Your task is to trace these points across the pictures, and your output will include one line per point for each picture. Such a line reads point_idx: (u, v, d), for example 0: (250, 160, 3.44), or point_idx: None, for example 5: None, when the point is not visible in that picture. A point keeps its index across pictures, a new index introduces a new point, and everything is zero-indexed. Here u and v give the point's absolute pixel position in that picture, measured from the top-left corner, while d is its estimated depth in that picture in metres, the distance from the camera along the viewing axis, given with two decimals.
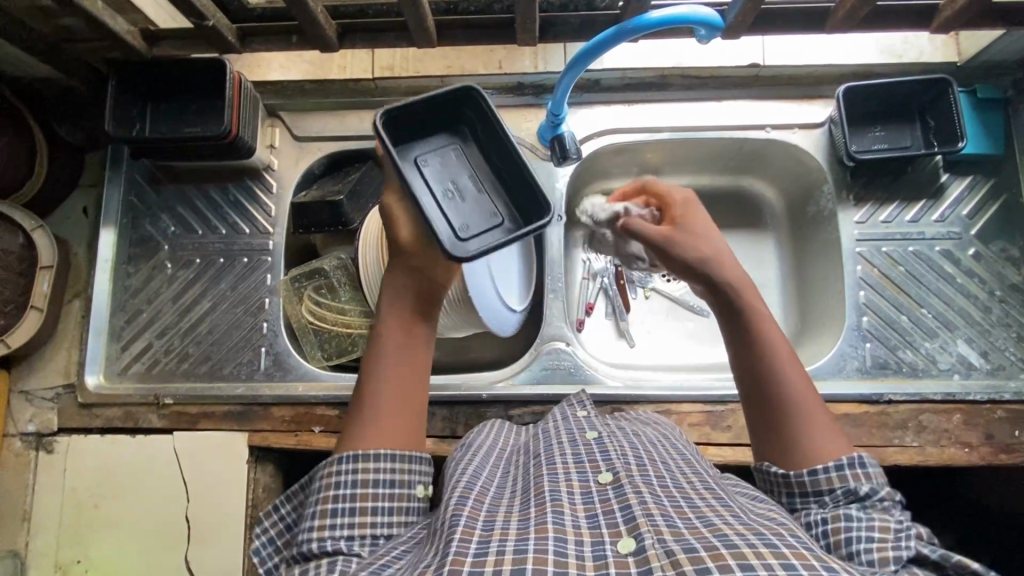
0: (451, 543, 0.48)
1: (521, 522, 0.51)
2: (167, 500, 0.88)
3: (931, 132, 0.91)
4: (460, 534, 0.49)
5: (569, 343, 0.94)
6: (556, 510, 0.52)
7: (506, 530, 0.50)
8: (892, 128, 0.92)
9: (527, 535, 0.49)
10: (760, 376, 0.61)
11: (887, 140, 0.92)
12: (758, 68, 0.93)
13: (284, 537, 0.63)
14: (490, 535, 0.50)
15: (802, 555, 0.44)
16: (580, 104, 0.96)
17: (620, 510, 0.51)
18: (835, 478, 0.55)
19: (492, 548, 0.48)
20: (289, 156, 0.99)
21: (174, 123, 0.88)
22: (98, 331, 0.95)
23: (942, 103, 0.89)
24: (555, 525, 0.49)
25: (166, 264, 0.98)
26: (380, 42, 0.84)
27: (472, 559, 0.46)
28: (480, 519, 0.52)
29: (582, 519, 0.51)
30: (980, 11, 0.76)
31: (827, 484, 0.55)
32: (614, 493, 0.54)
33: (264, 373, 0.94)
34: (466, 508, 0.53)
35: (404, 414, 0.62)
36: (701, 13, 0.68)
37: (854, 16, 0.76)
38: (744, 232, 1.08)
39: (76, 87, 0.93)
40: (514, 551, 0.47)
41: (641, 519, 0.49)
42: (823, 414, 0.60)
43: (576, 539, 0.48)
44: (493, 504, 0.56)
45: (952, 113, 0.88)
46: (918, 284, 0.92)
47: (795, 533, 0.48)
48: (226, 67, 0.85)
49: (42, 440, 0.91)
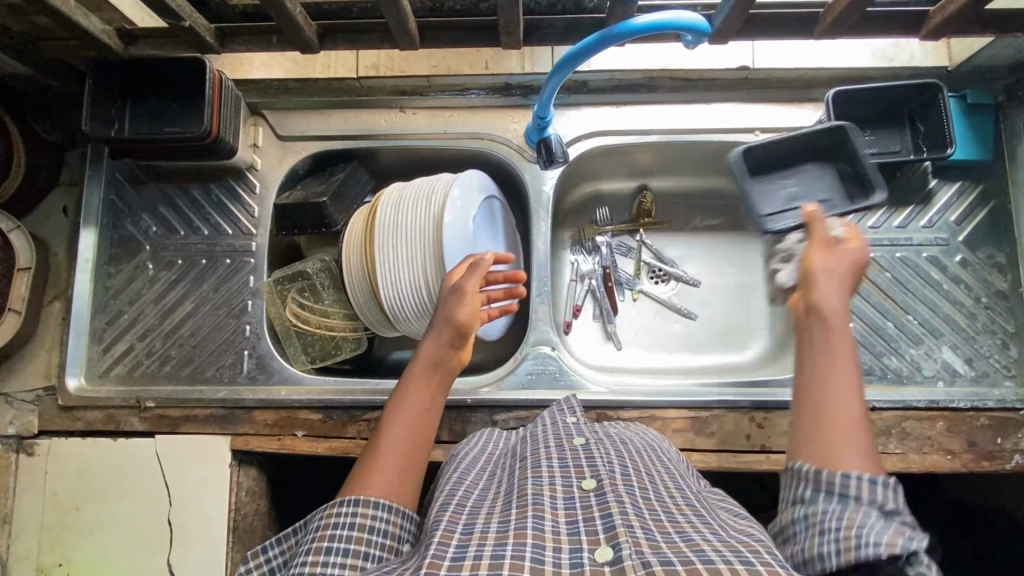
0: (430, 546, 0.48)
1: (499, 525, 0.51)
2: (150, 504, 0.87)
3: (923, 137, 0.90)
4: (439, 537, 0.49)
5: (555, 348, 0.93)
6: (537, 515, 0.51)
7: (485, 533, 0.50)
8: (882, 133, 0.92)
9: (506, 539, 0.48)
10: (818, 383, 0.56)
11: (878, 144, 0.91)
12: (748, 71, 0.92)
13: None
14: (469, 539, 0.49)
15: (774, 570, 0.43)
16: (567, 105, 0.95)
17: (600, 517, 0.50)
18: (865, 486, 0.49)
19: (470, 553, 0.47)
20: (272, 156, 0.98)
21: (152, 124, 0.86)
22: (79, 332, 0.94)
23: (932, 108, 0.87)
24: (535, 531, 0.49)
25: (147, 265, 0.97)
26: (363, 43, 0.83)
27: (449, 562, 0.46)
28: (460, 523, 0.52)
29: (562, 525, 0.50)
30: (970, 18, 0.76)
31: (853, 489, 0.49)
32: (596, 500, 0.53)
33: (247, 376, 0.93)
34: (448, 514, 0.53)
35: (408, 473, 0.61)
36: (689, 19, 0.67)
37: (842, 23, 0.75)
38: (732, 235, 1.08)
39: (53, 85, 0.91)
40: (492, 556, 0.46)
41: (620, 528, 0.48)
42: (858, 436, 0.52)
43: (554, 546, 0.48)
44: (474, 506, 0.56)
45: (941, 120, 0.86)
46: (904, 290, 0.92)
47: (770, 551, 0.47)
48: (205, 66, 0.83)
49: (24, 442, 0.90)
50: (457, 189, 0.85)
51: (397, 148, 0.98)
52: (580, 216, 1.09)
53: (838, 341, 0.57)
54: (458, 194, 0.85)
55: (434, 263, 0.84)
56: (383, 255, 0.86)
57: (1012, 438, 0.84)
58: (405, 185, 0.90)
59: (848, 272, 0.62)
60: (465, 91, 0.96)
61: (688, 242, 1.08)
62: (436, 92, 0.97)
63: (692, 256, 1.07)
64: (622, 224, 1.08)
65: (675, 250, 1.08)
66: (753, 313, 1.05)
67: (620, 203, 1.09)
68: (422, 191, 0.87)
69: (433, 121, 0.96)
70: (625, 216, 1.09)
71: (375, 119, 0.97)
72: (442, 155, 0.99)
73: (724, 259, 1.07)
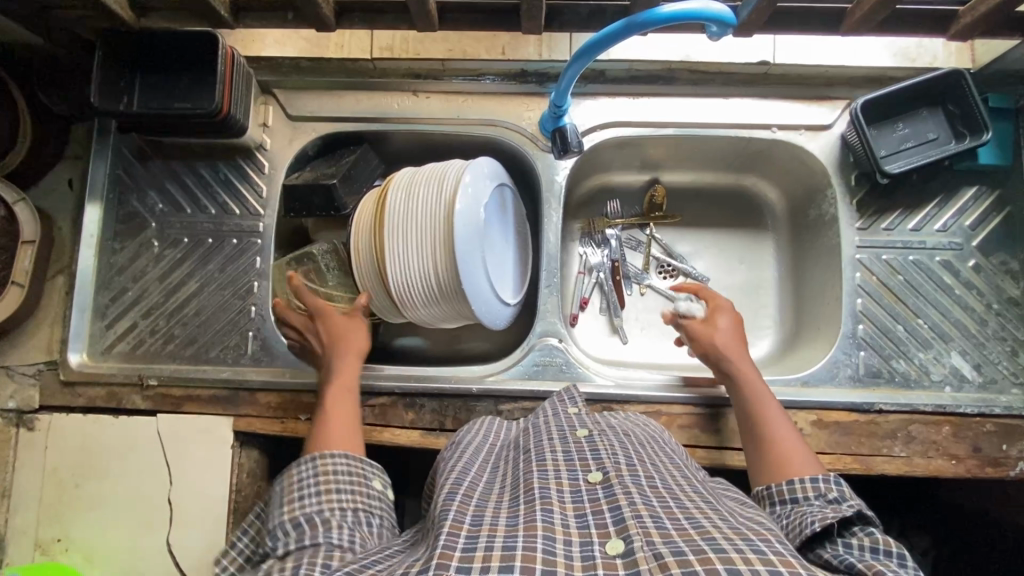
0: (440, 537, 0.48)
1: (509, 519, 0.50)
2: (150, 481, 0.87)
3: (954, 120, 0.89)
4: (449, 528, 0.49)
5: (562, 339, 0.93)
6: (545, 509, 0.50)
7: (494, 526, 0.49)
8: (915, 123, 0.90)
9: (516, 532, 0.47)
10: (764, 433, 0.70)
11: (914, 134, 0.90)
12: (768, 66, 0.90)
13: (243, 570, 0.71)
14: (478, 530, 0.49)
15: (788, 561, 0.42)
16: (583, 95, 0.94)
17: (609, 511, 0.50)
18: (808, 487, 0.61)
19: (480, 544, 0.46)
20: (282, 135, 0.96)
21: (162, 98, 0.85)
22: (82, 309, 0.93)
23: (962, 91, 0.87)
24: (544, 523, 0.48)
25: (152, 243, 0.96)
26: (380, 23, 0.82)
27: (461, 554, 0.45)
28: (469, 514, 0.52)
29: (572, 519, 0.50)
30: (999, 20, 0.75)
31: (801, 491, 0.61)
32: (604, 493, 0.53)
33: (251, 358, 0.92)
34: (455, 504, 0.53)
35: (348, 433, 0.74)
36: (714, 10, 0.65)
37: (870, 21, 0.74)
38: (742, 232, 1.07)
39: (60, 55, 0.89)
40: (503, 547, 0.45)
41: (629, 520, 0.48)
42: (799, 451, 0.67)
43: (564, 539, 0.47)
44: (481, 499, 0.56)
45: (972, 103, 0.86)
46: (916, 294, 0.91)
47: (781, 539, 0.47)
48: (218, 41, 0.82)
49: (24, 416, 0.89)
50: (469, 175, 0.84)
51: (409, 132, 0.96)
52: (591, 208, 1.08)
53: (755, 385, 0.76)
54: (470, 181, 0.84)
55: (444, 251, 0.83)
56: (392, 241, 0.85)
57: (1017, 445, 0.84)
58: (416, 170, 0.89)
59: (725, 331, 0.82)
60: (480, 76, 0.94)
61: (699, 239, 1.07)
62: (450, 76, 0.95)
63: (700, 253, 1.07)
64: (633, 217, 1.07)
65: (684, 246, 1.07)
66: (761, 311, 1.04)
67: (632, 196, 1.08)
68: (433, 176, 0.86)
69: (446, 106, 0.95)
70: (635, 209, 1.08)
71: (387, 102, 0.96)
72: (454, 141, 0.98)
73: (734, 256, 1.07)
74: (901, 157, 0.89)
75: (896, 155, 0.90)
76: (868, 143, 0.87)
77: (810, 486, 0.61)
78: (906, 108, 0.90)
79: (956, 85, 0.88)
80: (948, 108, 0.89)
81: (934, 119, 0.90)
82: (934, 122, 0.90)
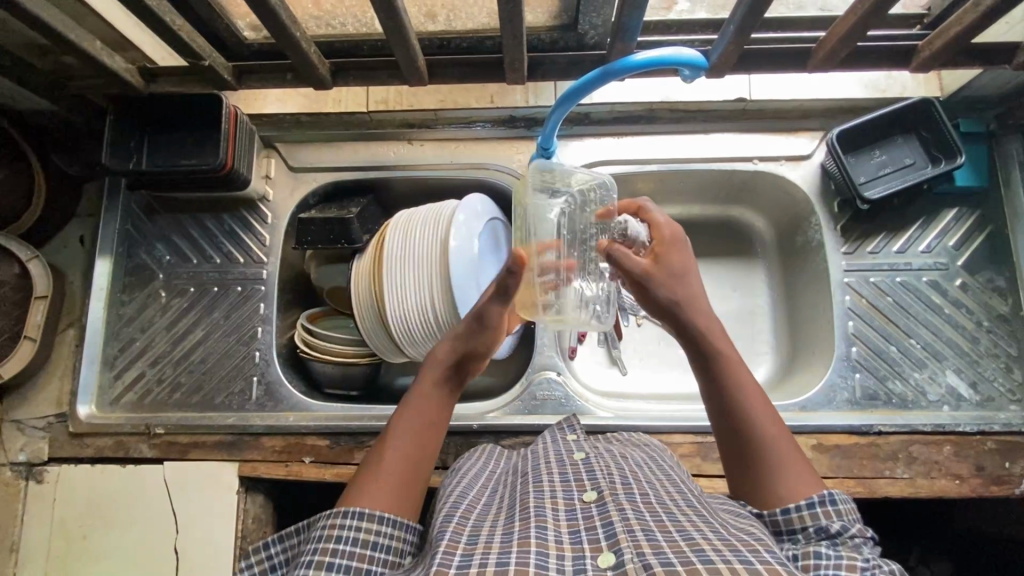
0: (436, 554, 0.48)
1: (504, 535, 0.51)
2: (157, 529, 0.87)
3: (930, 145, 0.92)
4: (444, 547, 0.50)
5: (560, 373, 0.94)
6: (539, 526, 0.51)
7: (489, 543, 0.50)
8: (891, 150, 0.93)
9: (511, 548, 0.49)
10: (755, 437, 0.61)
11: (890, 160, 0.93)
12: (745, 103, 0.95)
13: None
14: (474, 549, 0.50)
15: (774, 569, 0.43)
16: (570, 136, 0.98)
17: (602, 526, 0.51)
18: (805, 515, 0.55)
19: (475, 561, 0.48)
20: (284, 186, 1.00)
21: (167, 154, 0.88)
22: (91, 360, 0.95)
23: (933, 116, 0.91)
24: (537, 539, 0.49)
25: (160, 293, 0.99)
26: (373, 79, 0.87)
27: (455, 570, 0.46)
28: (464, 534, 0.53)
29: (565, 536, 0.51)
30: (958, 52, 0.79)
31: (799, 522, 0.55)
32: (597, 510, 0.53)
33: (255, 403, 0.94)
34: (453, 524, 0.54)
35: (413, 467, 0.61)
36: (687, 54, 0.71)
37: (834, 57, 0.78)
38: (735, 260, 1.10)
39: (75, 120, 0.95)
40: (497, 563, 0.47)
41: (621, 535, 0.48)
42: (795, 459, 0.60)
43: (557, 554, 0.48)
44: (478, 520, 0.56)
45: (945, 129, 0.90)
46: (907, 314, 0.92)
47: (770, 549, 0.47)
48: (221, 102, 0.88)
49: (33, 469, 0.91)
50: (462, 214, 0.87)
51: (406, 178, 1.00)
52: None
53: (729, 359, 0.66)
54: (462, 219, 0.87)
55: (441, 286, 0.85)
56: (390, 281, 0.87)
57: (1020, 462, 0.84)
58: (411, 212, 0.92)
59: (686, 288, 0.70)
60: (471, 124, 0.99)
61: None
62: (444, 125, 1.00)
63: None
64: None
65: None
66: (758, 337, 1.05)
67: None
68: (428, 217, 0.89)
69: (441, 151, 0.99)
70: None
71: (384, 151, 1.00)
72: (447, 185, 1.01)
73: (727, 285, 1.09)
74: (879, 180, 0.92)
75: (874, 178, 0.92)
76: (847, 171, 0.90)
77: (806, 514, 0.55)
78: (882, 135, 0.93)
79: (928, 111, 0.91)
80: (920, 134, 0.93)
81: (909, 143, 0.93)
82: (909, 146, 0.93)
